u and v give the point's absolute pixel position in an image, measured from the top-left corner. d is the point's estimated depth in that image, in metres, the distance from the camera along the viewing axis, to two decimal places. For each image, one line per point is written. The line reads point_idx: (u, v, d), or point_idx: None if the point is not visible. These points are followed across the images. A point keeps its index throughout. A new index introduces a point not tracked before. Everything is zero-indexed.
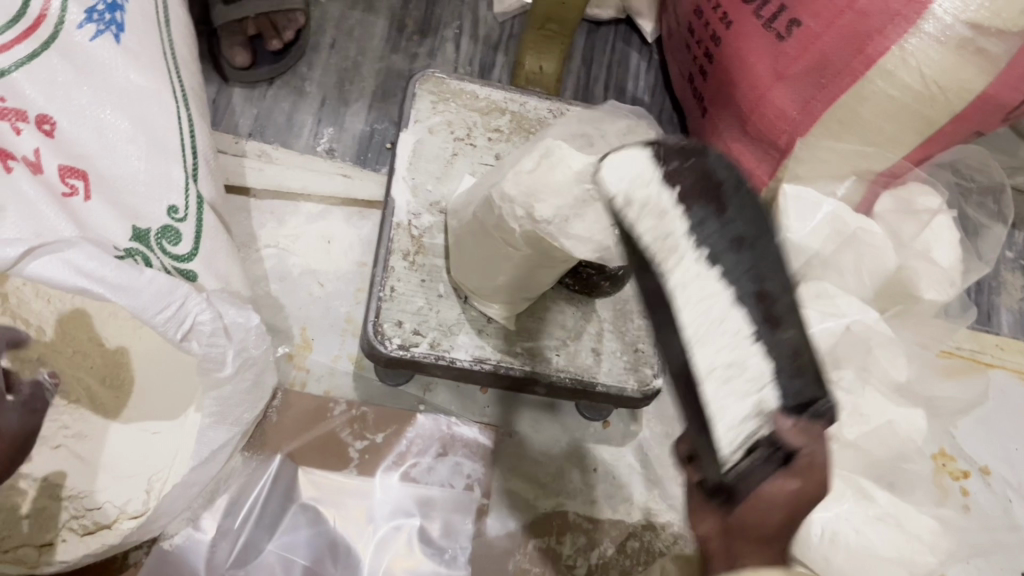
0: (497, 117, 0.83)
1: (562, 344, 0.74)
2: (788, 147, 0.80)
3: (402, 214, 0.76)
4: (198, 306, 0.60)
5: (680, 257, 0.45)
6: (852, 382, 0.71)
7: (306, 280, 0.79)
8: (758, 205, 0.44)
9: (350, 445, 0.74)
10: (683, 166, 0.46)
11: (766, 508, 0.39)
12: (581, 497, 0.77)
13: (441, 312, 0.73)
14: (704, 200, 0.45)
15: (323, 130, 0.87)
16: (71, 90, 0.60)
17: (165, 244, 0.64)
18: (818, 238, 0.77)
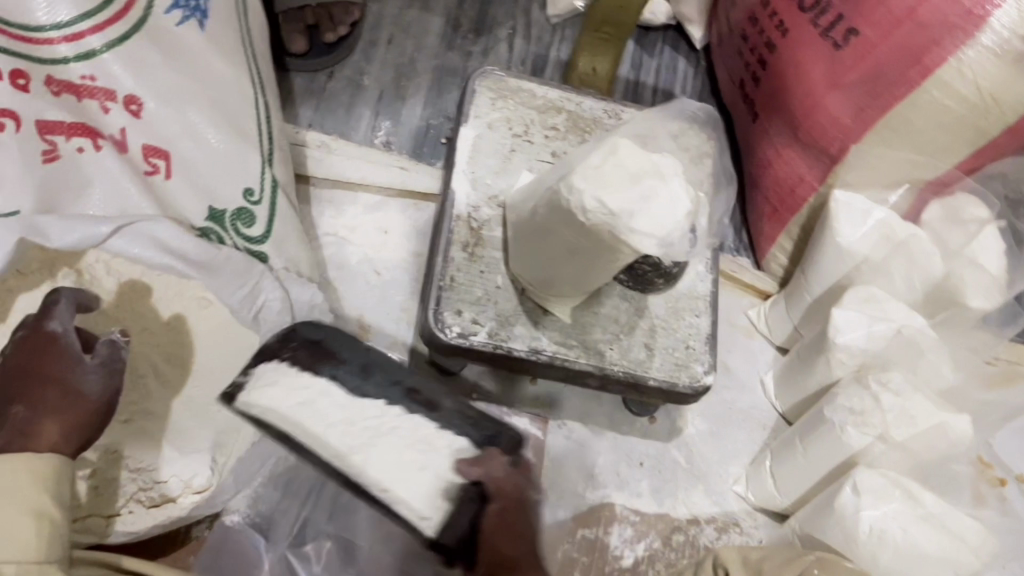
0: (554, 116, 0.85)
1: (616, 338, 0.75)
2: (840, 154, 0.81)
3: (462, 207, 0.78)
4: (271, 288, 0.67)
5: (388, 419, 0.53)
6: (900, 385, 0.73)
7: (364, 270, 0.82)
8: (352, 346, 0.58)
9: None
10: (295, 346, 0.57)
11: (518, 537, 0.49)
12: (630, 489, 0.79)
13: (499, 304, 0.75)
14: (321, 362, 0.56)
15: (381, 124, 0.88)
16: (159, 73, 0.61)
17: (239, 226, 0.67)
18: (866, 244, 0.79)
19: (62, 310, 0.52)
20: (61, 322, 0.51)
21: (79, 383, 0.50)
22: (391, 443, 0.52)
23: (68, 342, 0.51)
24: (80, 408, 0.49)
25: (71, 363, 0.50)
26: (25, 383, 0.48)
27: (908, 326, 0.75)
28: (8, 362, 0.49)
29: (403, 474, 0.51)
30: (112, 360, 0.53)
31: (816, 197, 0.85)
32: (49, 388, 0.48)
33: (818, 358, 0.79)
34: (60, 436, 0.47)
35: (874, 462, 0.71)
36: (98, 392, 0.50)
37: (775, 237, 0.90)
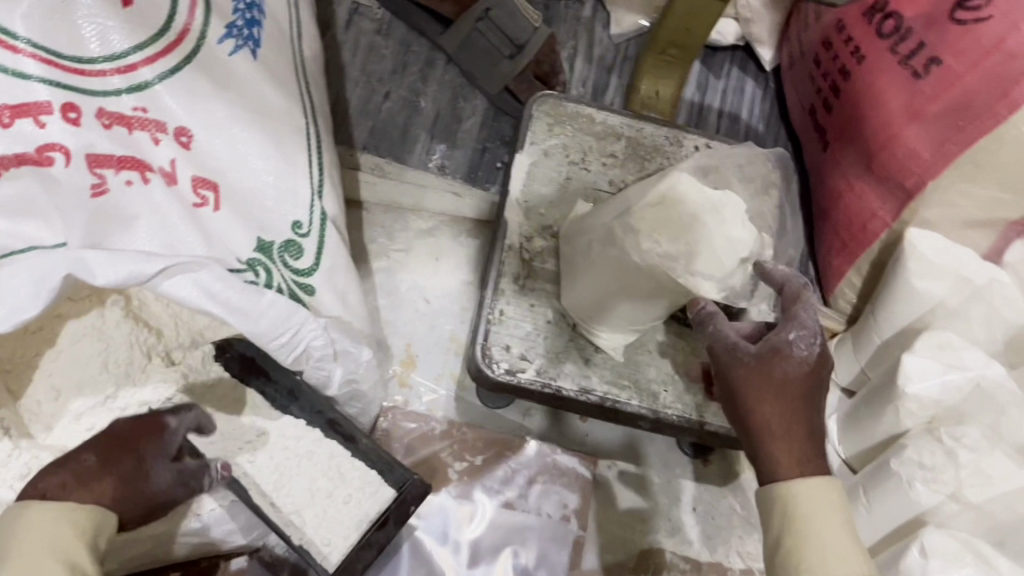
0: (613, 142, 0.82)
1: (670, 381, 0.72)
2: (916, 189, 0.75)
3: (513, 237, 0.76)
4: (313, 334, 0.64)
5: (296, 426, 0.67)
6: (977, 440, 0.68)
7: (413, 297, 0.82)
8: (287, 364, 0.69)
9: (450, 466, 0.75)
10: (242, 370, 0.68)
11: (792, 375, 0.55)
12: (682, 535, 0.76)
13: (550, 340, 0.72)
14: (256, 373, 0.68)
15: (436, 148, 0.86)
16: (210, 104, 0.61)
17: (287, 258, 0.65)
18: (941, 285, 0.74)
19: (186, 415, 0.56)
20: (179, 419, 0.55)
21: (149, 486, 0.51)
22: (300, 479, 0.67)
23: (170, 437, 0.54)
24: (140, 492, 0.50)
25: (159, 451, 0.53)
26: (115, 448, 0.51)
27: (988, 377, 0.71)
28: (119, 428, 0.53)
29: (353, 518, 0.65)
30: (191, 476, 0.54)
31: (890, 232, 0.80)
32: (127, 458, 0.51)
33: (887, 405, 0.74)
34: (111, 499, 0.49)
35: (945, 522, 0.68)
36: (163, 490, 0.52)
37: (844, 272, 0.86)
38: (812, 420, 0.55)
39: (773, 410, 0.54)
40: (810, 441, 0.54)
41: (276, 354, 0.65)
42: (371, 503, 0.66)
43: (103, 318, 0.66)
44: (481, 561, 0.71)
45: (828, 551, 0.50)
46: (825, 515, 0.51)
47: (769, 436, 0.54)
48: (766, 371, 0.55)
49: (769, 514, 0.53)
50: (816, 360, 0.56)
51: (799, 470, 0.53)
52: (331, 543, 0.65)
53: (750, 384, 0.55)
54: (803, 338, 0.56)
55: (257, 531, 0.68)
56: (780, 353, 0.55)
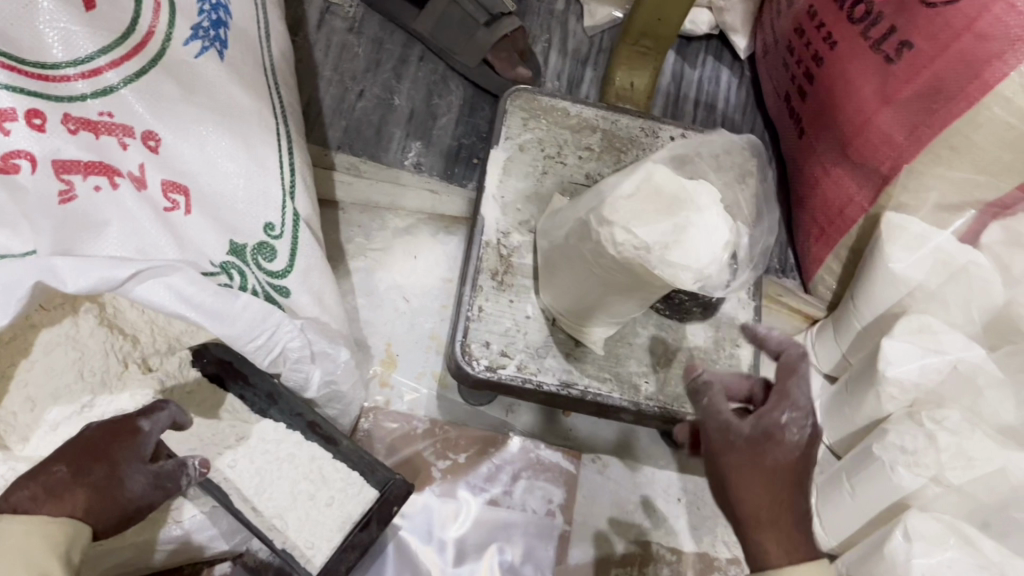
0: (588, 135, 0.82)
1: (650, 373, 0.72)
2: (892, 173, 0.76)
3: (491, 233, 0.75)
4: (288, 336, 0.63)
5: (278, 429, 0.68)
6: (957, 423, 0.69)
7: (393, 296, 0.81)
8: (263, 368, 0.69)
9: (434, 465, 0.75)
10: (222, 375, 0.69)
11: (783, 464, 0.52)
12: (668, 526, 0.76)
13: (529, 335, 0.72)
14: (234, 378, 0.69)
15: (411, 144, 0.86)
16: (178, 108, 0.61)
17: (260, 260, 0.65)
18: (919, 271, 0.74)
19: (159, 416, 0.53)
20: (152, 421, 0.52)
21: (123, 493, 0.50)
22: (280, 482, 0.66)
23: (144, 441, 0.52)
24: (115, 500, 0.49)
25: (132, 458, 0.51)
26: (85, 456, 0.50)
27: (965, 361, 0.71)
28: (91, 432, 0.52)
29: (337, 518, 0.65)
30: (167, 477, 0.52)
31: (867, 218, 0.80)
32: (99, 465, 0.50)
33: (868, 389, 0.74)
34: (80, 513, 0.48)
35: (929, 505, 0.68)
36: (139, 496, 0.50)
37: (823, 258, 0.86)
38: (801, 504, 0.52)
39: (763, 500, 0.51)
40: (799, 528, 0.52)
41: (252, 357, 0.64)
42: (353, 503, 0.66)
43: (77, 326, 0.64)
44: (467, 558, 0.71)
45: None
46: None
47: (757, 525, 0.51)
48: (756, 459, 0.51)
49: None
50: (808, 442, 0.52)
51: (787, 560, 0.50)
52: (314, 546, 0.64)
53: (739, 473, 0.51)
54: (796, 419, 0.52)
55: (239, 537, 0.67)
56: (773, 438, 0.52)
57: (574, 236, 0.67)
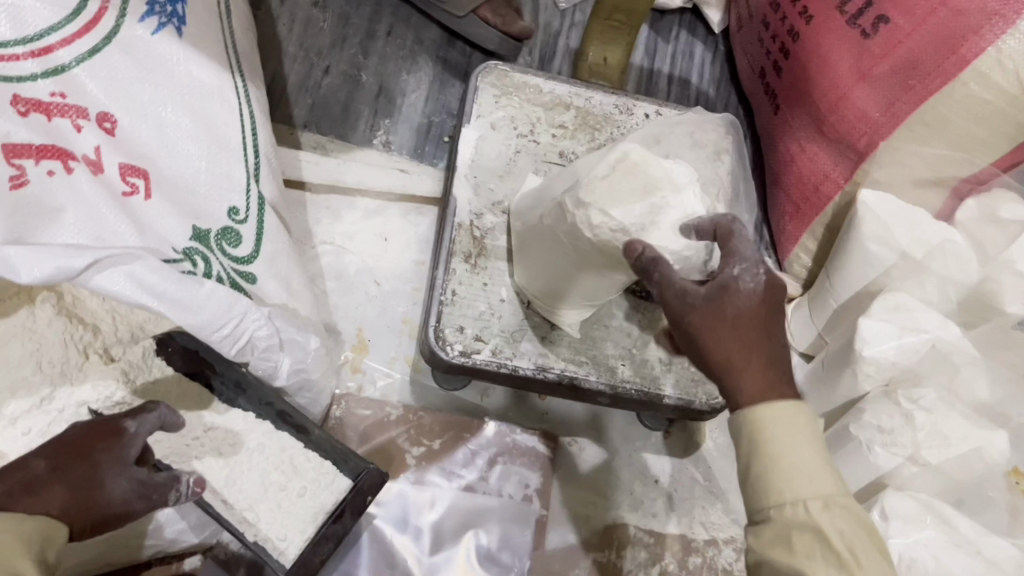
0: (561, 112, 0.80)
1: (628, 355, 0.71)
2: (868, 150, 0.75)
3: (463, 214, 0.74)
4: (256, 325, 0.61)
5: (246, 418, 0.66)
6: (933, 402, 0.69)
7: (363, 280, 0.79)
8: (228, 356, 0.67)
9: (407, 452, 0.73)
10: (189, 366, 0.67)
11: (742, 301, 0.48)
12: (645, 509, 0.75)
13: (504, 318, 0.71)
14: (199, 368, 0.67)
15: (380, 122, 0.84)
16: (133, 88, 0.58)
17: (225, 246, 0.63)
18: (895, 248, 0.73)
19: (147, 419, 0.52)
20: (138, 423, 0.51)
21: (102, 496, 0.48)
22: (252, 474, 0.65)
23: (129, 444, 0.50)
24: (94, 500, 0.48)
25: (114, 461, 0.49)
26: (63, 455, 0.49)
27: (942, 339, 0.71)
28: (71, 432, 0.51)
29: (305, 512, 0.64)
30: (152, 487, 0.50)
31: (843, 195, 0.79)
32: (79, 463, 0.49)
33: (845, 369, 0.74)
34: (59, 511, 0.47)
35: (905, 483, 0.68)
36: (120, 500, 0.49)
37: (799, 237, 0.85)
38: (777, 349, 0.47)
39: (732, 344, 0.47)
40: (775, 370, 0.47)
41: (218, 347, 0.61)
42: (325, 493, 0.65)
43: (33, 317, 0.62)
44: (443, 547, 0.70)
45: (796, 475, 0.46)
46: (797, 438, 0.46)
47: (732, 371, 0.47)
48: (716, 311, 0.47)
49: (738, 438, 0.48)
50: (766, 290, 0.48)
51: (763, 396, 0.47)
52: (287, 538, 0.63)
53: (702, 327, 0.47)
54: (748, 270, 0.48)
55: (209, 529, 0.66)
56: (727, 290, 0.48)
57: (547, 235, 0.66)
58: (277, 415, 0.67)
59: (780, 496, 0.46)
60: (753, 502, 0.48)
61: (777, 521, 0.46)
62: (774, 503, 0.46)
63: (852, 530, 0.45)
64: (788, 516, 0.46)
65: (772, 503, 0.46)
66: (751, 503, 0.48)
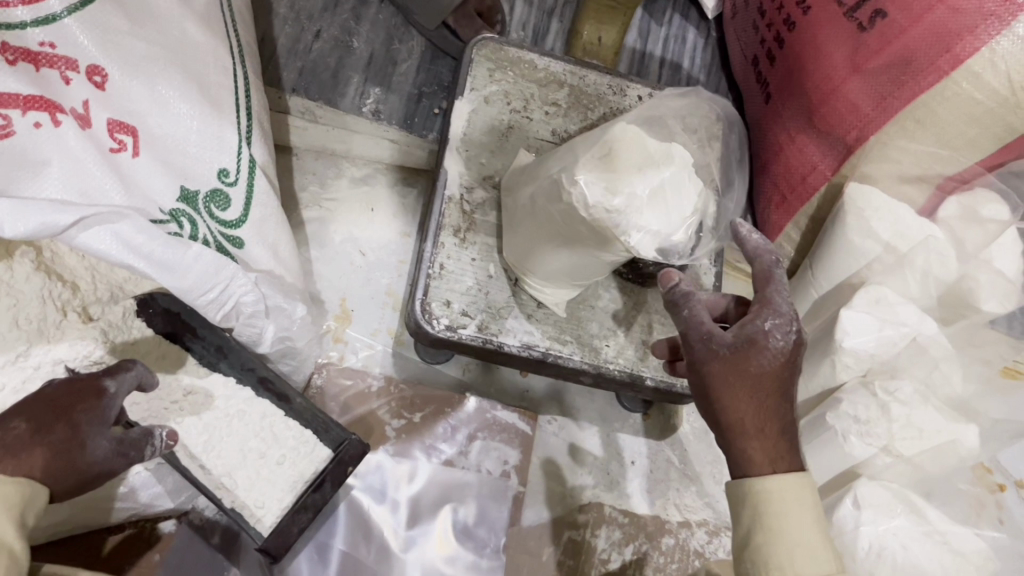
0: (555, 90, 0.80)
1: (611, 336, 0.72)
2: (857, 144, 0.75)
3: (454, 188, 0.73)
4: (242, 290, 0.61)
5: (227, 383, 0.66)
6: (909, 394, 0.70)
7: (348, 250, 0.81)
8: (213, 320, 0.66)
9: (387, 424, 0.74)
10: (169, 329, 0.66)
11: (764, 365, 0.48)
12: (619, 489, 0.77)
13: (491, 295, 0.70)
14: (180, 330, 0.66)
15: (369, 91, 0.81)
16: (127, 41, 0.56)
17: (213, 209, 0.62)
18: (879, 240, 0.75)
19: (124, 377, 0.52)
20: (117, 383, 0.51)
21: (85, 457, 0.47)
22: (230, 440, 0.65)
23: (109, 403, 0.50)
24: (76, 463, 0.46)
25: (95, 420, 0.49)
26: (44, 414, 0.47)
27: (923, 333, 0.72)
28: (46, 392, 0.49)
29: (287, 484, 0.64)
30: (128, 443, 0.51)
31: (830, 185, 0.80)
32: (61, 424, 0.47)
33: (823, 358, 0.75)
34: (42, 473, 0.45)
35: (877, 475, 0.70)
36: (100, 460, 0.48)
37: (782, 226, 0.86)
38: (789, 414, 0.48)
39: (749, 406, 0.47)
40: (786, 439, 0.48)
41: (204, 311, 0.61)
42: (305, 463, 0.65)
43: (11, 271, 0.59)
44: (420, 520, 0.70)
45: (796, 550, 0.46)
46: (801, 512, 0.46)
47: (742, 434, 0.48)
48: (740, 365, 0.48)
49: (739, 504, 0.48)
50: (792, 349, 0.49)
51: (773, 468, 0.47)
52: (264, 506, 0.63)
53: (723, 383, 0.48)
54: (779, 327, 0.49)
55: (184, 493, 0.67)
56: (756, 344, 0.48)
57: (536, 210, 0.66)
58: (259, 382, 0.66)
59: (779, 570, 0.46)
60: (748, 572, 0.47)
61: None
62: (772, 575, 0.46)
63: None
64: None
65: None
66: (746, 573, 0.47)
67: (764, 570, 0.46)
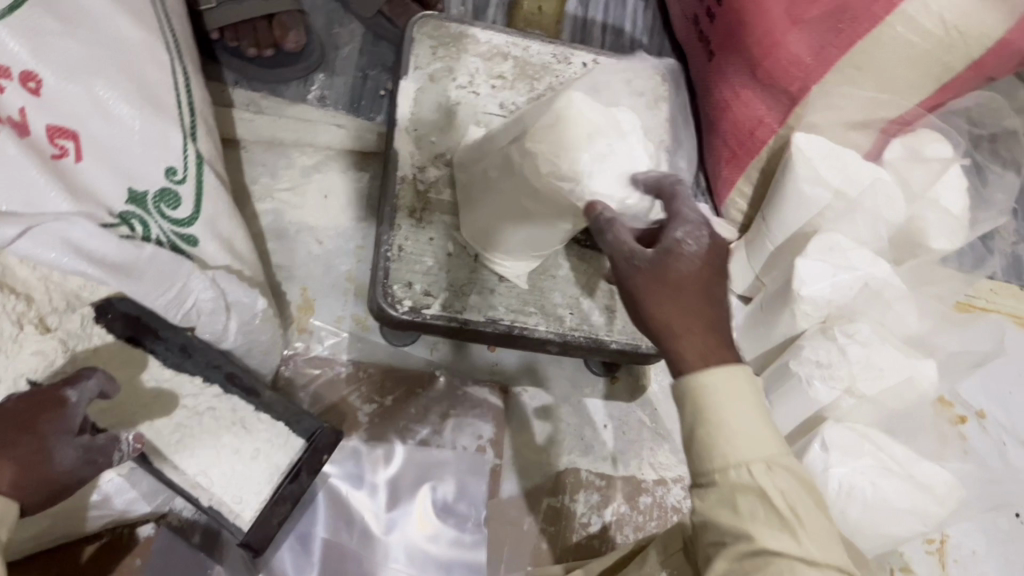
0: (499, 63, 0.80)
1: (575, 304, 0.73)
2: (801, 94, 0.75)
3: (406, 168, 0.73)
4: (200, 288, 0.61)
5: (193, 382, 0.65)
6: (868, 336, 0.72)
7: (305, 238, 0.80)
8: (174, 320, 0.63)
9: (359, 409, 0.75)
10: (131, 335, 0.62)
11: (682, 268, 0.48)
12: (594, 454, 0.78)
13: (452, 273, 0.71)
14: (136, 336, 0.62)
15: (314, 78, 0.84)
16: (59, 45, 0.54)
17: (164, 209, 0.61)
18: (829, 187, 0.76)
19: (87, 383, 0.51)
20: (80, 392, 0.50)
21: (50, 468, 0.46)
22: (203, 439, 0.65)
23: (73, 411, 0.49)
24: (43, 476, 0.46)
25: (60, 429, 0.48)
26: (7, 429, 0.47)
27: (876, 276, 0.73)
28: (8, 405, 0.48)
29: (258, 487, 0.64)
30: (97, 449, 0.49)
31: (776, 138, 0.81)
32: (24, 438, 0.46)
33: (783, 309, 0.76)
34: (9, 488, 0.45)
35: (843, 416, 0.71)
36: (68, 469, 0.47)
37: (734, 181, 0.87)
38: (717, 311, 0.48)
39: (675, 309, 0.48)
40: (717, 332, 0.48)
41: (163, 312, 0.62)
42: (281, 454, 0.65)
43: None
44: (400, 501, 0.72)
45: (738, 439, 0.46)
46: (738, 401, 0.46)
47: (673, 338, 0.48)
48: (659, 273, 0.48)
49: (681, 403, 0.48)
50: (708, 252, 0.49)
51: (706, 362, 0.47)
52: (242, 501, 0.64)
53: (645, 291, 0.48)
54: (692, 233, 0.49)
55: (161, 496, 0.65)
56: (672, 252, 0.48)
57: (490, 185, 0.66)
58: (226, 379, 0.66)
59: (723, 459, 0.46)
60: (696, 467, 0.48)
61: (722, 485, 0.46)
62: (717, 466, 0.46)
63: (792, 487, 0.45)
64: (732, 480, 0.46)
65: (715, 466, 0.46)
66: (696, 469, 0.48)
67: (709, 462, 0.47)
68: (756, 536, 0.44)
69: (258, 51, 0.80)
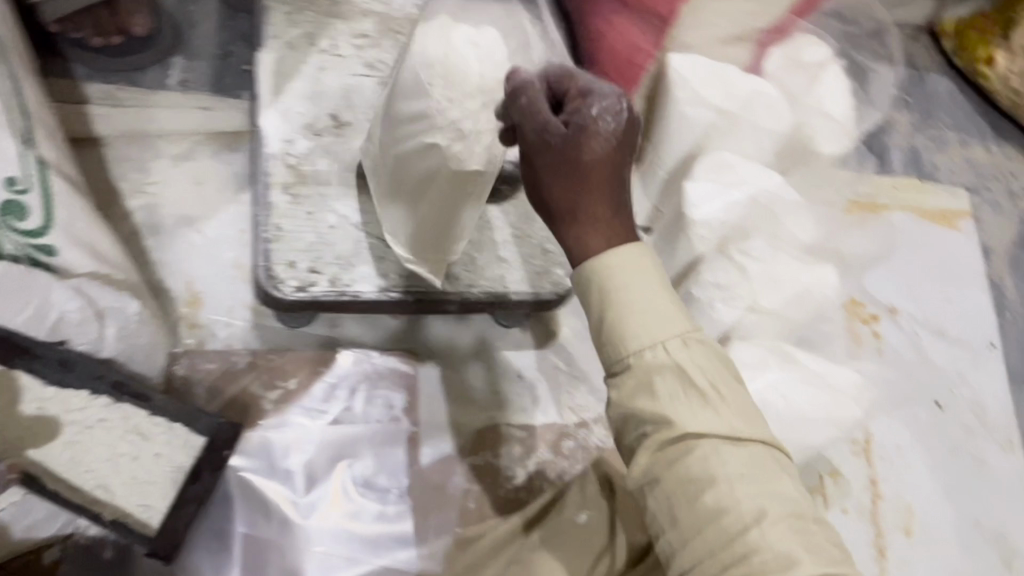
0: (360, 22, 0.78)
1: (469, 261, 0.71)
2: (671, 14, 0.74)
3: (274, 145, 0.71)
4: (63, 298, 0.58)
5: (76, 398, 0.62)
6: (762, 250, 0.72)
7: (185, 230, 0.78)
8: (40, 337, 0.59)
9: (263, 398, 0.73)
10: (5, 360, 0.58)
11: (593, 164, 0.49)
12: (510, 406, 0.78)
13: (335, 246, 0.68)
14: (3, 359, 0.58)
15: (172, 61, 0.79)
16: None
17: (11, 222, 0.57)
18: (710, 107, 0.74)
19: None
20: None
21: None
22: (97, 451, 0.63)
23: None
24: None
25: None
26: None
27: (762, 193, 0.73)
28: None
29: (161, 491, 0.64)
30: None
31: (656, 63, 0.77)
32: None
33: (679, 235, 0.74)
34: None
35: (746, 334, 0.70)
36: None
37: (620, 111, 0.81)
38: (620, 193, 0.50)
39: (579, 194, 0.50)
40: (621, 218, 0.51)
41: (25, 328, 0.58)
42: (183, 454, 0.64)
43: None
44: (317, 484, 0.70)
45: (644, 315, 0.48)
46: (640, 275, 0.49)
47: (575, 225, 0.50)
48: (572, 155, 0.49)
49: (585, 290, 0.50)
50: (624, 129, 0.50)
51: (610, 245, 0.50)
52: (149, 505, 0.64)
53: (552, 173, 0.50)
54: (608, 110, 0.50)
55: (61, 517, 0.65)
56: (588, 131, 0.49)
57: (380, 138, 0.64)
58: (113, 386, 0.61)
59: (634, 341, 0.48)
60: (608, 357, 0.49)
61: (635, 368, 0.48)
62: (630, 350, 0.48)
63: (704, 362, 0.47)
64: (647, 361, 0.48)
65: (626, 352, 0.48)
66: (608, 358, 0.50)
67: (619, 347, 0.48)
68: (676, 420, 0.46)
69: (104, 39, 0.76)
